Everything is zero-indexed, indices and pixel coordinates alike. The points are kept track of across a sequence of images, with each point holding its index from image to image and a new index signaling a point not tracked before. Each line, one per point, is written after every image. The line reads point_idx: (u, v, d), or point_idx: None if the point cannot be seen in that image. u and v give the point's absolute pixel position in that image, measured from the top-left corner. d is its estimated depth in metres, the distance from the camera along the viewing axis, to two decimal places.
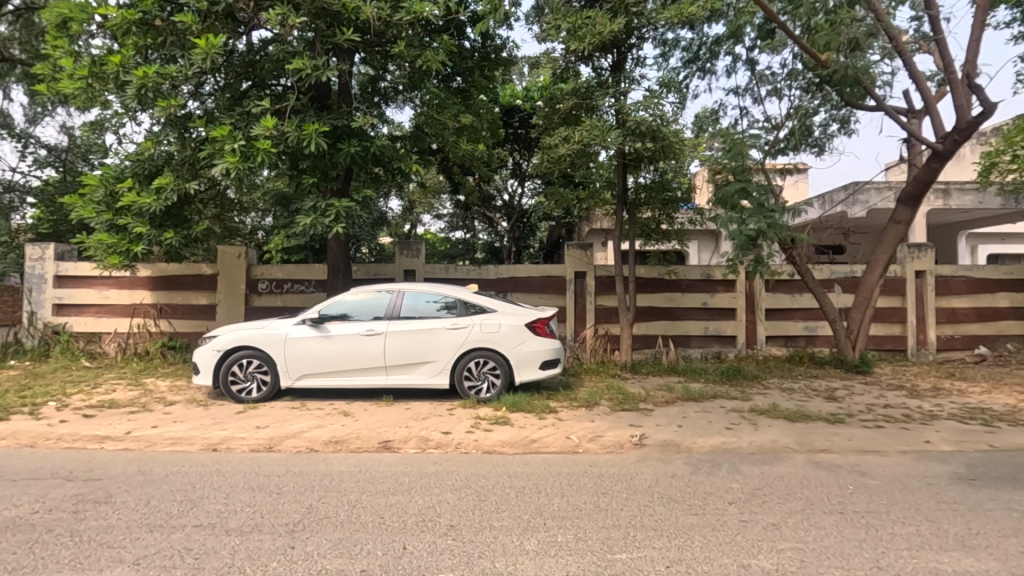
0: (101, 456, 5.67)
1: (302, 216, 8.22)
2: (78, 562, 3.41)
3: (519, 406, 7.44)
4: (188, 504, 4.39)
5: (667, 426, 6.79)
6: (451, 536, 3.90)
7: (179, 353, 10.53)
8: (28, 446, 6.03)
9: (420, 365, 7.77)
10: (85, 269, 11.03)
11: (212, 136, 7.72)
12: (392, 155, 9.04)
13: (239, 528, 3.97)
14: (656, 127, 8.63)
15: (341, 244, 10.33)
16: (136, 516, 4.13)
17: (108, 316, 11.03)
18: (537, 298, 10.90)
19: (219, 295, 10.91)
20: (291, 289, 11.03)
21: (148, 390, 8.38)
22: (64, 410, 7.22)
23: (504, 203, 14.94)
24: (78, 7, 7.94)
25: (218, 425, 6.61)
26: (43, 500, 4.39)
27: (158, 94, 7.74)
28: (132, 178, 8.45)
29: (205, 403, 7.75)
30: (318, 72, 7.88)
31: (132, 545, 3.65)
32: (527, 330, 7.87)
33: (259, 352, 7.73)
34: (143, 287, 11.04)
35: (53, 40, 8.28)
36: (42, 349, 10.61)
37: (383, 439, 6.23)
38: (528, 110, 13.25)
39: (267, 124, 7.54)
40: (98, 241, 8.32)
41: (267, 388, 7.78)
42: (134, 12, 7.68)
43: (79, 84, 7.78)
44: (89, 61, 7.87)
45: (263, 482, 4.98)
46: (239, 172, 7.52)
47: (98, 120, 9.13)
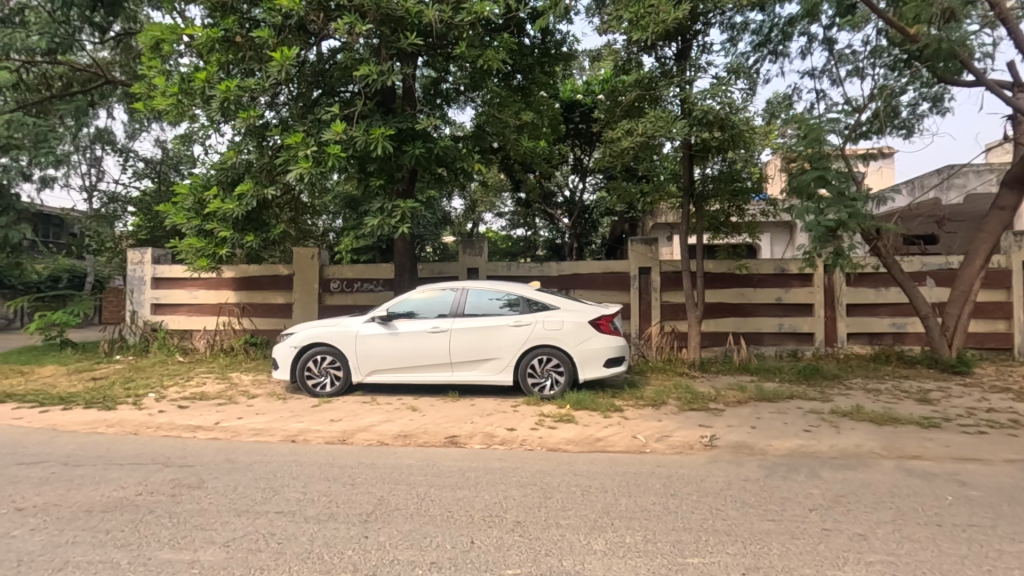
0: (193, 445, 6.13)
1: (371, 217, 8.52)
2: (176, 542, 3.70)
3: (583, 404, 7.36)
4: (271, 492, 4.66)
5: (739, 427, 6.52)
6: (518, 533, 3.92)
7: (260, 349, 11.17)
8: (132, 433, 6.61)
9: (485, 362, 7.85)
10: (177, 271, 11.95)
11: (287, 144, 8.10)
12: (455, 155, 9.22)
13: (316, 516, 4.17)
14: (725, 116, 8.32)
15: (407, 244, 10.63)
16: (225, 501, 4.44)
17: (197, 315, 11.91)
18: (601, 295, 10.75)
19: (295, 295, 11.51)
20: (361, 288, 11.47)
21: (233, 384, 8.97)
22: (162, 401, 7.86)
23: (565, 200, 14.83)
24: (168, 30, 8.64)
25: (295, 418, 6.98)
26: (145, 483, 4.81)
27: (239, 106, 8.25)
28: (217, 186, 9.06)
29: (284, 396, 8.20)
30: (383, 77, 8.12)
31: (222, 528, 3.92)
32: (591, 327, 7.79)
33: (332, 349, 8.09)
34: (228, 287, 11.83)
35: (148, 61, 8.98)
36: (142, 345, 11.60)
37: (450, 435, 6.36)
38: (589, 104, 13.12)
39: (336, 130, 7.85)
40: (189, 245, 8.96)
41: (340, 382, 8.13)
42: (217, 31, 8.24)
43: (171, 100, 8.39)
44: (178, 78, 8.48)
45: (338, 473, 5.21)
46: (311, 176, 7.89)
47: (187, 134, 9.87)
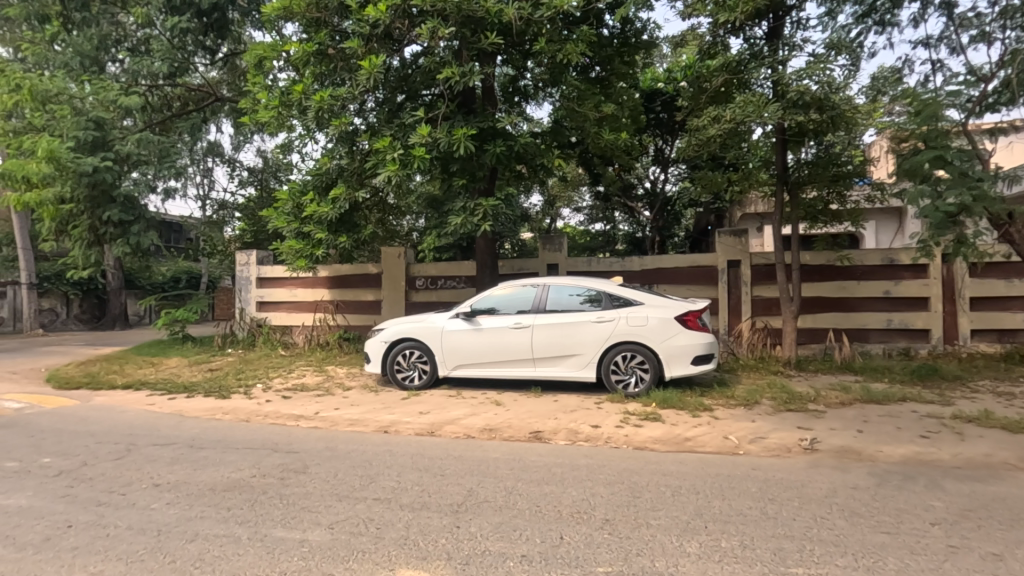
0: (297, 432, 6.60)
1: (454, 216, 8.74)
2: (286, 521, 4.00)
3: (670, 402, 7.15)
4: (368, 479, 4.92)
5: (843, 430, 6.07)
6: (608, 530, 3.88)
7: (352, 343, 11.84)
8: (245, 420, 7.22)
9: (567, 358, 7.83)
10: (279, 272, 12.89)
11: (376, 148, 8.46)
12: (535, 151, 9.27)
13: (410, 504, 4.36)
14: (824, 96, 7.75)
15: (488, 241, 10.82)
16: (327, 486, 4.74)
17: (296, 311, 12.78)
18: (686, 290, 10.37)
19: (383, 292, 12.05)
20: (444, 285, 11.84)
21: (330, 376, 9.58)
22: (268, 391, 8.53)
23: (646, 192, 14.47)
24: (269, 47, 9.31)
25: (387, 410, 7.33)
26: (258, 466, 5.24)
27: (331, 114, 8.73)
28: (313, 191, 9.64)
29: (375, 389, 8.63)
30: (464, 78, 8.29)
31: (326, 511, 4.19)
32: (677, 323, 7.54)
33: (419, 344, 8.40)
34: (322, 286, 12.61)
35: (251, 77, 9.70)
36: (249, 340, 12.64)
37: (535, 430, 6.40)
38: (672, 92, 12.70)
39: (422, 133, 8.09)
40: (289, 247, 9.61)
41: (427, 376, 8.42)
42: (311, 45, 8.75)
43: (272, 112, 9.02)
44: (278, 92, 9.09)
45: (428, 464, 5.40)
46: (398, 179, 8.20)
47: (286, 143, 10.59)
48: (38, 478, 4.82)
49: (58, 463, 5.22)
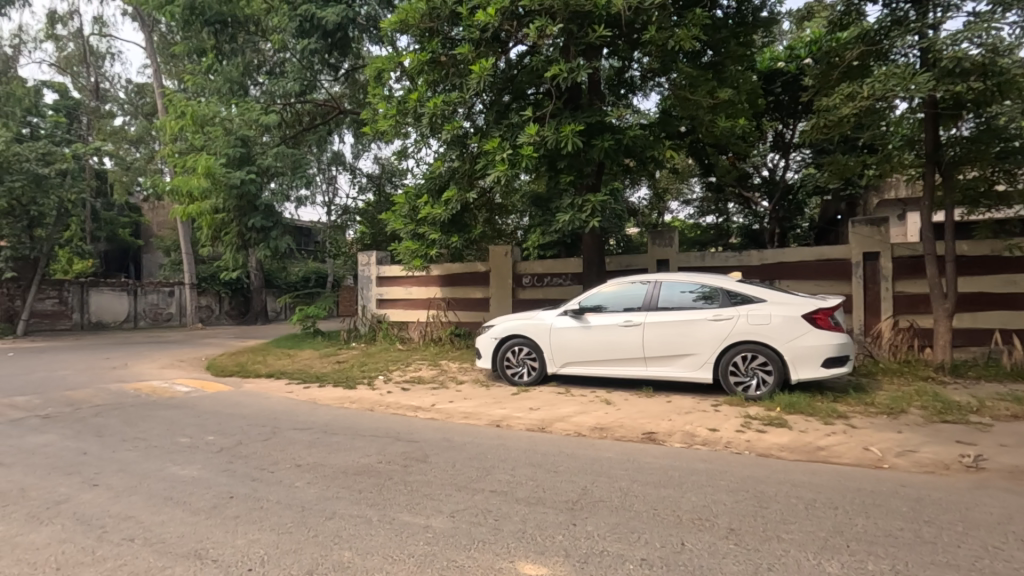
0: (416, 423, 6.97)
1: (562, 213, 8.75)
2: (411, 507, 4.23)
3: (798, 408, 6.60)
4: (484, 471, 5.08)
5: (1016, 447, 5.23)
6: (733, 540, 3.67)
7: (463, 339, 12.30)
8: (370, 409, 7.77)
9: (681, 357, 7.51)
10: (396, 271, 13.71)
11: (486, 149, 8.67)
12: (645, 144, 9.00)
13: (526, 499, 4.42)
14: (988, 61, 6.71)
15: (594, 238, 10.68)
16: (447, 476, 4.96)
17: (411, 308, 13.51)
18: (813, 285, 9.51)
19: (491, 290, 12.36)
20: (551, 283, 11.89)
21: (443, 370, 10.03)
22: (389, 383, 9.12)
23: (763, 180, 13.50)
24: (387, 60, 9.91)
25: (498, 405, 7.51)
26: (383, 453, 5.61)
27: (444, 119, 9.11)
28: (427, 193, 10.11)
29: (486, 384, 8.88)
30: (572, 74, 8.24)
31: (446, 500, 4.38)
32: (805, 322, 6.95)
33: (527, 340, 8.49)
34: (435, 284, 13.21)
35: (372, 89, 10.38)
36: (370, 335, 13.59)
37: (648, 431, 6.22)
38: (794, 71, 11.73)
39: (530, 132, 8.17)
40: (406, 247, 10.16)
41: (535, 372, 8.50)
42: (425, 54, 9.18)
43: (391, 121, 9.58)
44: (396, 101, 9.63)
45: (541, 460, 5.45)
46: (507, 178, 8.35)
47: (402, 150, 11.21)
48: (206, 453, 5.53)
49: (219, 441, 5.96)
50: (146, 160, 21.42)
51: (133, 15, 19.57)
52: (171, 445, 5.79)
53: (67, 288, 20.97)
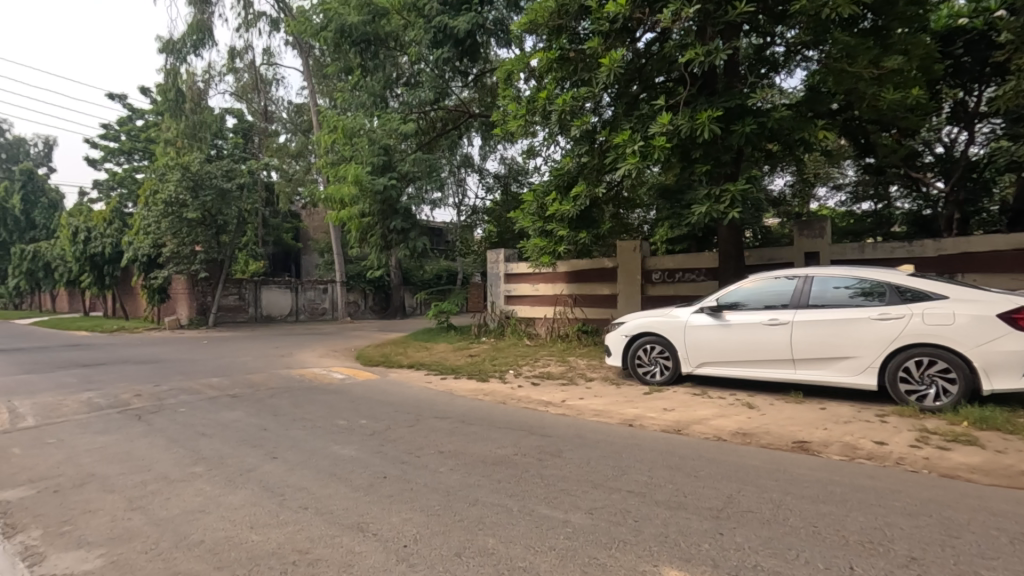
0: (548, 417, 7.06)
1: (697, 205, 8.30)
2: (549, 500, 4.28)
3: (992, 424, 5.63)
4: (620, 470, 4.99)
5: None
6: (915, 571, 3.22)
7: (590, 336, 12.23)
8: (503, 402, 8.02)
9: (838, 361, 6.76)
10: (523, 268, 13.99)
11: (615, 143, 8.47)
12: (792, 126, 8.23)
13: (666, 502, 4.26)
14: None
15: (732, 230, 10.00)
16: (582, 472, 4.94)
17: (538, 304, 13.69)
18: (1009, 279, 8.04)
19: (618, 286, 12.09)
20: (683, 278, 11.39)
21: (572, 366, 10.05)
22: (520, 378, 9.35)
23: (937, 158, 11.71)
24: (517, 61, 10.10)
25: (630, 404, 7.34)
26: (519, 446, 5.75)
27: (573, 115, 9.09)
28: (555, 190, 10.14)
29: (617, 382, 8.73)
30: (710, 57, 7.75)
31: (584, 496, 4.36)
32: (1000, 323, 5.89)
33: (660, 339, 8.17)
34: (561, 280, 13.26)
35: (502, 91, 10.65)
36: (500, 330, 14.03)
37: (801, 440, 5.68)
38: (980, 28, 10.00)
39: (663, 121, 7.84)
40: (535, 244, 10.37)
41: (669, 372, 8.17)
42: (554, 52, 9.22)
43: (520, 121, 9.74)
44: (525, 101, 9.76)
45: (680, 462, 5.22)
46: (638, 171, 8.09)
47: (530, 148, 11.39)
48: (361, 435, 6.09)
49: (372, 425, 6.52)
50: (305, 171, 24.10)
51: (294, 43, 22.06)
52: (332, 426, 6.46)
53: (244, 287, 24.33)
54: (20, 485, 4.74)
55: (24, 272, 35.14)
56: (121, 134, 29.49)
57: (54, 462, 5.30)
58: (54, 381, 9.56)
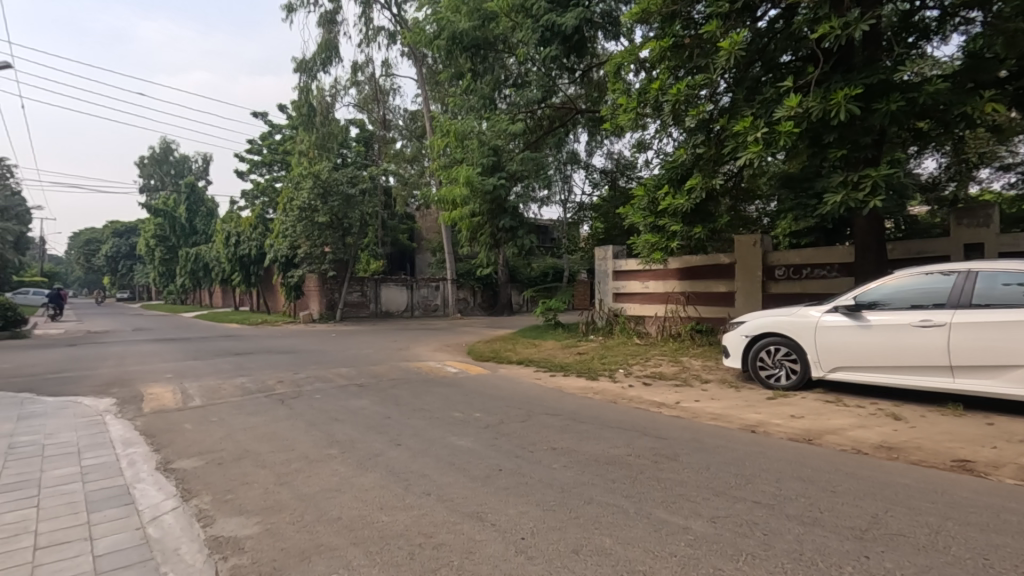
0: (662, 419, 6.82)
1: (830, 194, 7.55)
2: (668, 504, 4.14)
3: None
4: (744, 479, 4.68)
5: None
6: None
7: (705, 336, 11.66)
8: (613, 401, 7.88)
9: (1010, 369, 5.84)
10: (633, 265, 13.64)
11: (735, 131, 7.95)
12: (948, 100, 7.22)
13: (799, 517, 3.93)
14: None
15: (870, 220, 9.01)
16: (702, 478, 4.71)
17: (648, 302, 13.28)
18: None
19: (736, 283, 11.38)
20: (811, 274, 10.44)
21: (686, 367, 9.63)
22: (631, 377, 9.13)
23: None
24: (627, 53, 9.82)
25: (752, 409, 6.88)
26: (632, 446, 5.61)
27: (688, 104, 8.69)
28: (667, 183, 9.72)
29: (736, 385, 8.23)
30: (847, 30, 7.01)
31: (705, 503, 4.16)
32: None
33: (786, 340, 7.55)
34: (674, 277, 12.77)
35: (612, 85, 10.43)
36: (608, 328, 13.81)
37: (963, 458, 4.97)
38: None
39: (790, 104, 7.23)
40: (646, 240, 10.07)
41: (796, 376, 7.54)
42: (667, 40, 8.86)
43: (630, 114, 9.46)
44: (635, 92, 9.47)
45: (813, 475, 4.79)
46: (762, 160, 7.53)
47: (641, 141, 11.06)
48: (476, 428, 6.29)
49: (486, 419, 6.71)
50: (419, 175, 25.43)
51: (409, 54, 23.31)
52: (449, 418, 6.75)
53: (366, 284, 26.23)
54: (192, 456, 5.49)
55: (189, 272, 40.65)
56: (263, 148, 33.03)
57: (217, 438, 6.07)
58: (214, 367, 10.95)
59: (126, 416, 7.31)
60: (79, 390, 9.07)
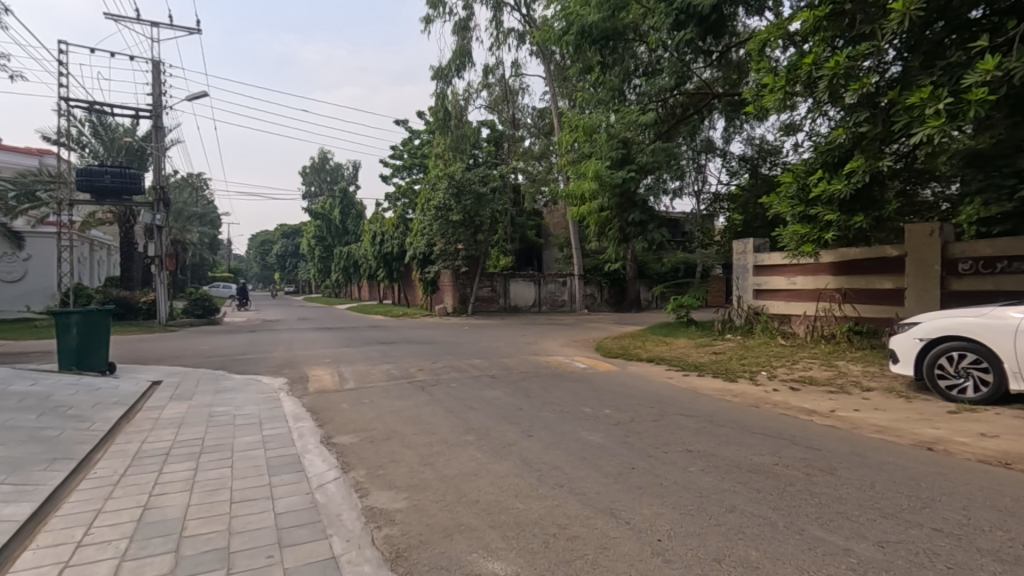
0: (813, 427, 6.21)
1: None
2: (824, 521, 3.75)
3: None
4: (920, 502, 4.09)
5: None
6: None
7: (865, 338, 10.40)
8: (755, 405, 7.34)
9: None
10: (777, 259, 12.55)
11: (909, 103, 6.92)
12: None
13: (996, 552, 3.33)
14: None
15: None
16: (865, 496, 4.21)
17: (795, 300, 12.13)
18: None
19: (906, 280, 9.93)
20: (1007, 270, 8.64)
21: (842, 372, 8.66)
22: (775, 380, 8.45)
23: None
24: (774, 27, 8.98)
25: (928, 424, 5.99)
26: (780, 455, 5.18)
27: (849, 78, 7.76)
28: (822, 168, 8.77)
29: (905, 395, 7.22)
30: None
31: (869, 525, 3.70)
32: None
33: (976, 348, 6.43)
34: (826, 272, 11.54)
35: (755, 64, 9.63)
36: (747, 327, 12.87)
37: None
38: None
39: (984, 67, 6.13)
40: (794, 232, 9.17)
41: (988, 389, 6.40)
42: (824, 7, 7.97)
43: (777, 93, 8.67)
44: (784, 69, 8.64)
45: (1013, 505, 4.04)
46: (944, 136, 6.48)
47: (789, 123, 10.11)
48: (607, 424, 6.24)
49: (617, 416, 6.62)
50: (547, 171, 25.73)
51: (537, 52, 23.62)
52: (579, 413, 6.76)
53: (496, 280, 27.15)
54: (350, 433, 6.11)
55: (342, 268, 45.18)
56: (403, 153, 35.61)
57: (369, 418, 6.70)
58: (364, 354, 12.08)
59: (296, 394, 8.36)
60: (259, 371, 10.54)
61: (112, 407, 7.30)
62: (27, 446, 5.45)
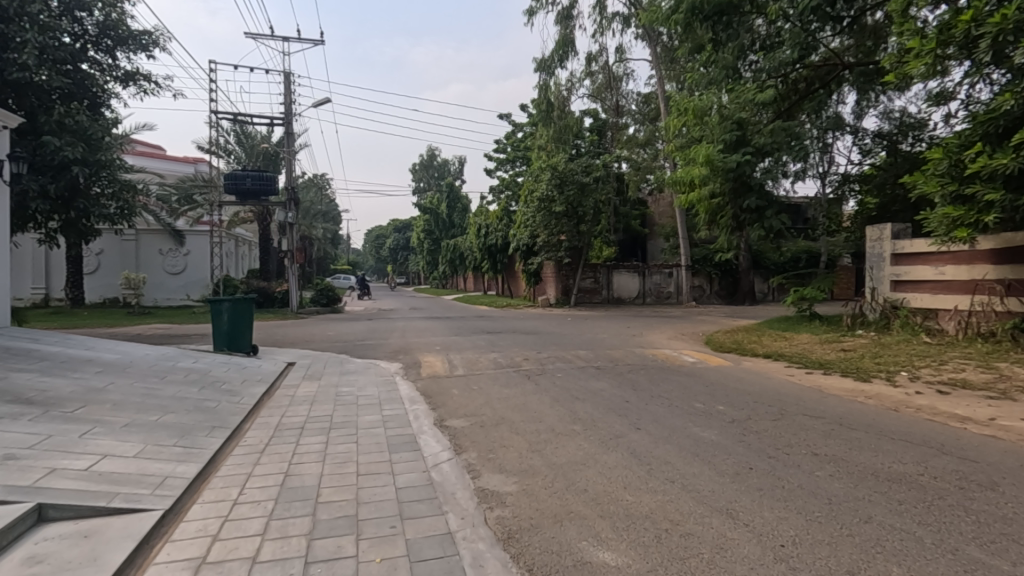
0: (969, 435, 5.45)
1: None
2: (983, 542, 3.31)
3: None
4: None
5: None
6: None
7: None
8: (894, 408, 6.59)
9: None
10: (922, 246, 11.15)
11: None
12: None
13: None
14: None
15: None
16: None
17: (944, 293, 10.68)
18: None
19: None
20: None
21: (1005, 375, 7.52)
22: (917, 382, 7.56)
23: None
24: None
25: None
26: (926, 465, 4.62)
27: (1021, 33, 6.68)
28: (981, 140, 7.66)
29: None
30: None
31: None
32: None
33: None
34: (984, 261, 10.04)
35: (897, 27, 8.58)
36: (883, 323, 11.61)
37: None
38: None
39: None
40: (943, 215, 8.07)
41: None
42: None
43: (925, 58, 7.65)
44: (933, 30, 7.59)
45: None
46: None
47: (940, 91, 8.91)
48: (721, 421, 5.95)
49: (731, 413, 6.27)
50: (652, 159, 24.91)
51: (643, 35, 22.81)
52: (690, 408, 6.50)
53: (599, 271, 26.88)
54: (462, 417, 6.39)
55: (449, 260, 47.12)
56: (507, 146, 36.15)
57: (478, 404, 6.94)
58: (472, 343, 12.52)
59: (411, 379, 8.88)
60: (378, 356, 11.33)
61: (257, 384, 8.25)
62: (194, 415, 6.34)
